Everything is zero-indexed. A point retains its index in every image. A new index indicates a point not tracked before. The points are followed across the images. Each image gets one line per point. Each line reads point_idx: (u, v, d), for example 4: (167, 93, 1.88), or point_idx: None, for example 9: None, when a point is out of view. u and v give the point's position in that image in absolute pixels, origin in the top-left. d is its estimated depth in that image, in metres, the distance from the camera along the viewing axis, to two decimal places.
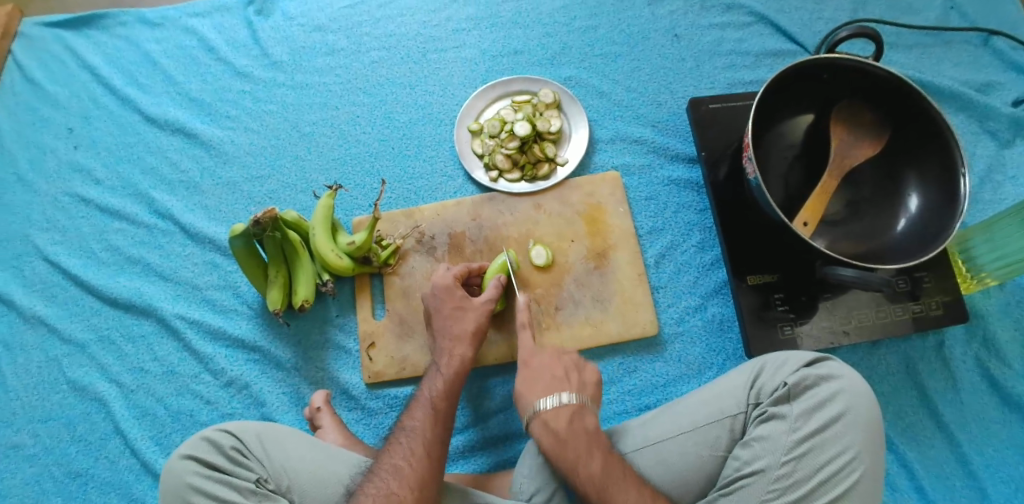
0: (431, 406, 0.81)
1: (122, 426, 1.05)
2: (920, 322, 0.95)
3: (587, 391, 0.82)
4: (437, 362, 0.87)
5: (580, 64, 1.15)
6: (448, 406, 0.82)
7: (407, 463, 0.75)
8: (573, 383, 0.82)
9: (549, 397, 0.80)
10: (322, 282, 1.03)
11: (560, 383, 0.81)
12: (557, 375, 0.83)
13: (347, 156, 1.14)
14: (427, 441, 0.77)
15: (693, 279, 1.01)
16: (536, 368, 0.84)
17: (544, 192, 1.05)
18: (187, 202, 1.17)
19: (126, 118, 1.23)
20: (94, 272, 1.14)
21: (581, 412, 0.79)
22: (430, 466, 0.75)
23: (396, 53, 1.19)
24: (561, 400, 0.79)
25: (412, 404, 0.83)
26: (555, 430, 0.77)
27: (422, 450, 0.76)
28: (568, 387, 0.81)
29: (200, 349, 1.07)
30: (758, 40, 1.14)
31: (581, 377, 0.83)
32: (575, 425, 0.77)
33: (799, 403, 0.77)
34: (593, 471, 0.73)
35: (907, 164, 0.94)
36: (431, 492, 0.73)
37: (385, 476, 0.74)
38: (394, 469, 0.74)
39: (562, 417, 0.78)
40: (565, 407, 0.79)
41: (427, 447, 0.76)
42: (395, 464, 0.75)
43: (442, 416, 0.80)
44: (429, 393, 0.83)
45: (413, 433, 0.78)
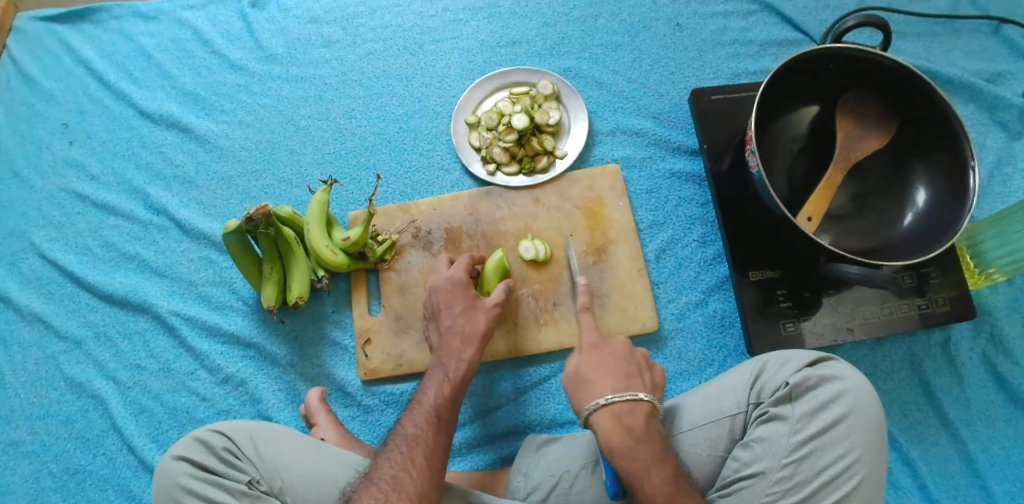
0: (431, 411, 0.79)
1: (119, 423, 1.04)
2: (927, 318, 0.93)
3: (655, 394, 0.80)
4: (442, 366, 0.85)
5: (580, 54, 1.12)
6: (448, 414, 0.80)
7: (408, 473, 0.72)
8: (645, 383, 0.80)
9: (624, 391, 0.77)
10: (317, 278, 1.01)
11: (636, 380, 0.80)
12: (629, 373, 0.80)
13: (342, 149, 1.12)
14: (428, 449, 0.75)
15: (694, 275, 0.99)
16: (603, 356, 0.82)
17: (543, 185, 1.03)
18: (182, 197, 1.15)
19: (120, 113, 1.21)
20: (90, 268, 1.13)
21: (653, 414, 0.77)
22: (430, 475, 0.73)
23: (392, 45, 1.17)
24: (638, 397, 0.77)
25: (410, 410, 0.80)
26: (631, 425, 0.74)
27: (422, 458, 0.74)
28: (642, 387, 0.79)
29: (196, 345, 1.06)
30: (762, 29, 1.12)
31: (650, 379, 0.82)
32: (650, 426, 0.75)
33: (800, 404, 0.75)
34: (665, 477, 0.71)
35: (914, 157, 0.92)
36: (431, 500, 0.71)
37: (384, 486, 0.71)
38: (393, 479, 0.71)
39: (639, 415, 0.76)
40: (641, 404, 0.76)
41: (427, 455, 0.74)
42: (393, 473, 0.72)
43: (441, 423, 0.78)
44: (429, 398, 0.81)
45: (413, 441, 0.75)
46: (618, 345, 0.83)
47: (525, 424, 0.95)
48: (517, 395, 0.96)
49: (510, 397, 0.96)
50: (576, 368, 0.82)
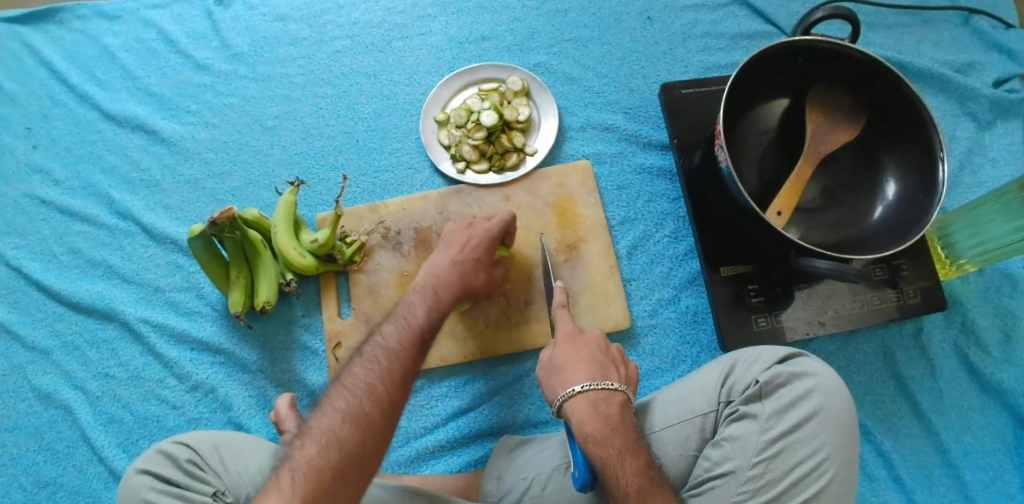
0: (410, 328, 0.75)
1: (89, 433, 1.02)
2: (897, 311, 0.93)
3: (628, 386, 0.78)
4: (423, 291, 0.81)
5: (550, 49, 1.11)
6: (429, 326, 0.78)
7: (383, 385, 0.69)
8: (619, 374, 0.78)
9: (600, 380, 0.75)
10: (285, 282, 0.99)
11: (607, 371, 0.77)
12: (603, 363, 0.78)
13: (311, 149, 1.10)
14: (405, 363, 0.72)
15: (666, 271, 0.98)
16: (579, 348, 0.79)
17: (513, 183, 1.02)
18: (149, 201, 1.13)
19: (85, 116, 1.19)
20: (56, 275, 1.11)
21: (628, 405, 0.75)
22: (404, 389, 0.70)
23: (360, 42, 1.15)
24: (612, 387, 0.74)
25: (391, 320, 0.77)
26: (606, 414, 0.72)
27: (398, 370, 0.71)
28: (616, 376, 0.77)
29: (165, 353, 1.05)
30: (732, 21, 1.11)
31: (624, 371, 0.79)
32: (625, 415, 0.73)
33: (770, 402, 0.75)
34: (636, 471, 0.68)
35: (884, 149, 0.92)
36: (399, 414, 0.70)
37: (357, 392, 0.68)
38: (366, 388, 0.69)
39: (614, 404, 0.73)
40: (616, 394, 0.74)
41: (404, 367, 0.71)
42: (368, 382, 0.69)
43: (423, 335, 0.76)
44: (415, 315, 0.78)
45: (390, 352, 0.72)
46: (592, 338, 0.81)
47: (497, 425, 0.94)
48: (489, 396, 0.95)
49: (481, 399, 0.95)
50: (551, 358, 0.79)
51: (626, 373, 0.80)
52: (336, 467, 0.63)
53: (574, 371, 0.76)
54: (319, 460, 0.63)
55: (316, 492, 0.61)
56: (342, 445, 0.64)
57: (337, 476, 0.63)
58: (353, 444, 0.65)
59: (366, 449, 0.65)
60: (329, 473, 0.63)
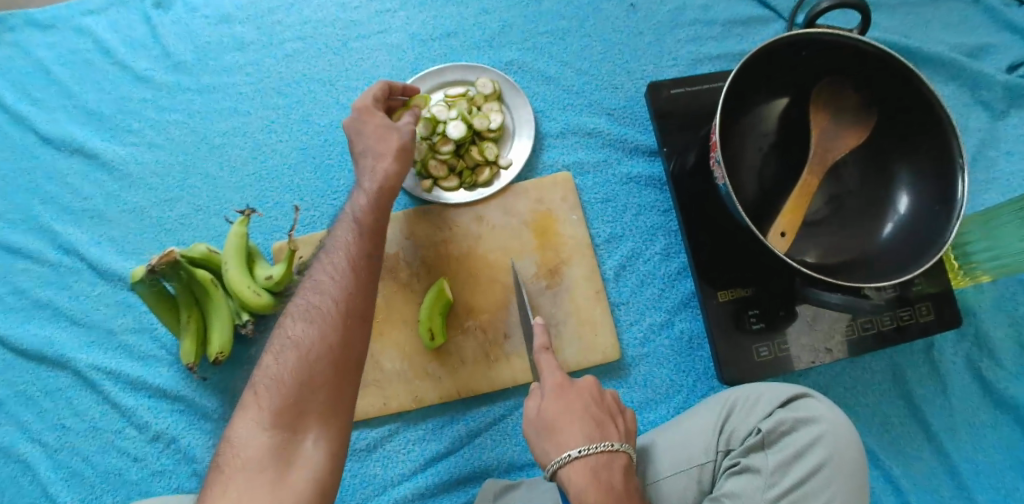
0: (353, 219, 0.75)
1: (50, 490, 0.95)
2: (910, 331, 0.85)
3: (628, 441, 0.71)
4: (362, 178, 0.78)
5: (523, 45, 0.99)
6: (376, 224, 0.75)
7: (329, 279, 0.70)
8: (619, 429, 0.71)
9: (601, 441, 0.67)
10: (241, 323, 0.90)
11: (602, 429, 0.69)
12: (600, 418, 0.71)
13: (263, 169, 0.99)
14: (353, 254, 0.72)
15: (658, 293, 0.90)
16: (572, 401, 0.71)
17: (487, 201, 0.92)
18: (93, 233, 1.03)
19: (20, 139, 1.07)
20: (1, 319, 1.01)
21: (630, 466, 0.68)
22: (352, 278, 0.70)
23: (312, 44, 1.03)
24: (614, 447, 0.67)
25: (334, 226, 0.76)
26: (608, 482, 0.65)
27: (346, 264, 0.71)
28: (617, 433, 0.70)
29: (121, 402, 0.97)
30: (724, 6, 0.99)
31: (624, 423, 0.72)
32: (628, 481, 0.66)
33: (774, 454, 0.68)
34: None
35: (897, 154, 0.82)
36: (357, 307, 0.69)
37: (309, 294, 0.70)
38: (313, 289, 0.70)
39: (617, 468, 0.66)
40: (618, 455, 0.67)
41: (351, 259, 0.71)
42: (317, 282, 0.70)
43: (369, 231, 0.74)
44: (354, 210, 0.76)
45: (336, 249, 0.72)
46: (585, 388, 0.73)
47: (480, 468, 0.87)
48: (470, 437, 0.88)
49: (462, 440, 0.88)
50: (541, 412, 0.71)
51: (625, 425, 0.73)
52: (298, 370, 0.65)
53: (567, 431, 0.68)
54: (281, 366, 0.65)
55: (286, 402, 0.63)
56: (301, 347, 0.66)
57: (302, 380, 0.64)
58: (310, 344, 0.66)
59: (326, 345, 0.66)
60: (292, 379, 0.64)
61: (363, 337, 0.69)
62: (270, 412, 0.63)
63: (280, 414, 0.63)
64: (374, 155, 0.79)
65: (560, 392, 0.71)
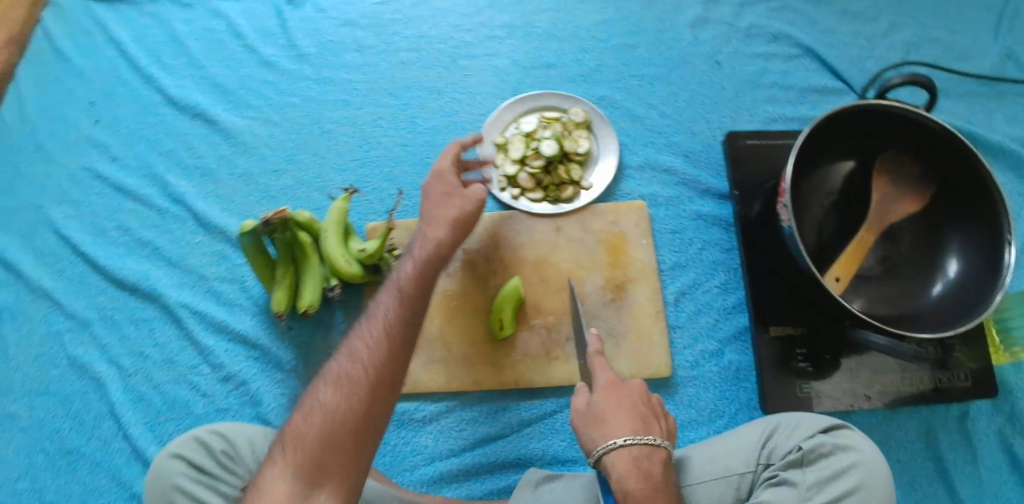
0: (396, 286, 0.75)
1: (116, 409, 1.04)
2: (947, 393, 0.90)
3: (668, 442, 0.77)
4: (413, 247, 0.80)
5: (615, 84, 1.10)
6: (420, 293, 0.75)
7: (364, 344, 0.71)
8: (662, 428, 0.77)
9: (644, 434, 0.73)
10: (329, 287, 0.99)
11: (647, 424, 0.75)
12: (646, 415, 0.77)
13: (366, 157, 1.10)
14: (390, 322, 0.72)
15: (712, 322, 0.97)
16: (621, 399, 0.77)
17: (566, 216, 1.01)
18: (201, 189, 1.14)
19: (149, 98, 1.22)
20: (103, 250, 1.13)
21: (670, 462, 0.73)
22: (389, 346, 0.70)
23: (426, 56, 1.15)
24: (656, 442, 0.73)
25: (383, 287, 0.77)
26: (647, 471, 0.70)
27: (382, 331, 0.71)
28: (660, 431, 0.75)
29: (202, 341, 1.06)
30: (803, 74, 1.09)
31: (665, 425, 0.78)
32: (667, 474, 0.71)
33: (812, 472, 0.73)
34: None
35: (950, 225, 0.90)
36: (386, 377, 0.69)
37: (344, 356, 0.71)
38: (350, 353, 0.71)
39: (657, 460, 0.72)
40: (658, 449, 0.73)
41: (388, 327, 0.71)
42: (353, 343, 0.71)
43: (414, 299, 0.74)
44: (403, 276, 0.77)
45: (375, 315, 0.73)
46: (635, 387, 0.79)
47: (525, 457, 0.93)
48: (520, 427, 0.95)
49: (512, 428, 0.95)
50: (590, 405, 0.77)
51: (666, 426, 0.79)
52: (322, 433, 0.65)
53: (615, 422, 0.74)
54: (307, 426, 0.66)
55: (306, 460, 0.64)
56: (329, 411, 0.67)
57: (325, 443, 0.65)
58: (338, 408, 0.67)
59: (351, 414, 0.66)
60: (315, 440, 0.65)
61: (388, 407, 0.69)
62: (292, 467, 0.64)
63: (300, 470, 0.64)
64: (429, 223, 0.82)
65: (609, 390, 0.77)
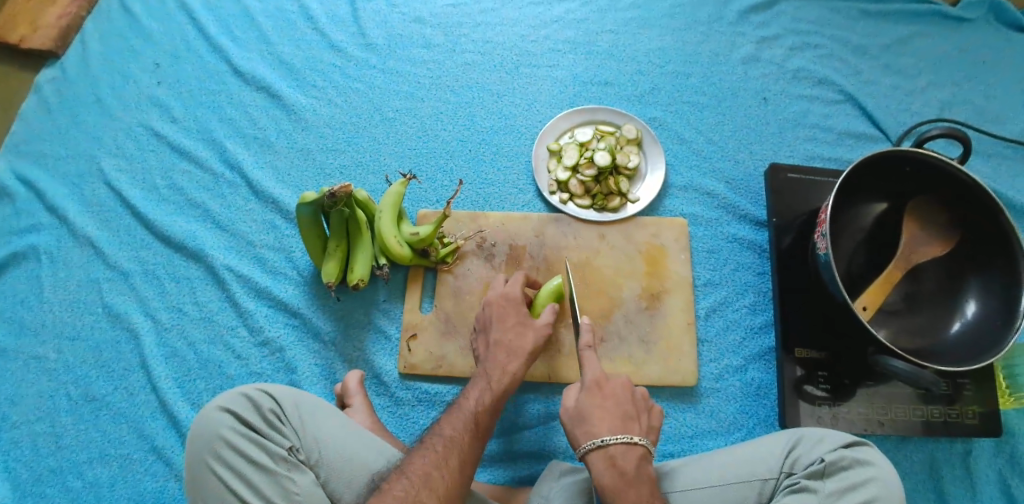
0: (470, 415, 0.82)
1: (148, 361, 1.03)
2: (954, 428, 0.95)
3: (649, 436, 0.81)
4: (488, 372, 0.88)
5: (667, 107, 1.18)
6: (486, 427, 0.83)
7: (439, 474, 0.75)
8: (642, 425, 0.81)
9: (622, 434, 0.78)
10: (377, 265, 1.02)
11: (630, 423, 0.80)
12: (628, 413, 0.81)
13: (425, 148, 1.16)
14: (463, 456, 0.78)
15: (738, 340, 1.02)
16: (605, 398, 0.81)
17: (611, 224, 1.07)
18: (258, 159, 1.18)
19: (214, 66, 1.26)
20: (153, 206, 1.15)
21: (647, 457, 0.78)
22: (458, 480, 0.76)
23: (490, 60, 1.22)
24: (633, 441, 0.78)
25: (451, 412, 0.83)
26: (621, 468, 0.76)
27: (457, 462, 0.77)
28: (639, 429, 0.80)
29: (243, 303, 1.06)
30: (842, 118, 1.18)
31: (647, 420, 0.82)
32: (641, 469, 0.77)
33: (832, 482, 0.77)
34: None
35: (971, 271, 0.96)
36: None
37: (416, 482, 0.73)
38: (424, 476, 0.74)
39: (631, 457, 0.77)
40: (635, 448, 0.77)
41: (462, 457, 0.77)
42: (426, 471, 0.75)
43: (481, 430, 0.82)
44: (473, 404, 0.84)
45: (451, 444, 0.78)
46: (620, 386, 0.83)
47: (549, 448, 0.97)
48: (547, 419, 0.98)
49: (540, 420, 0.98)
50: (574, 403, 0.82)
51: (650, 421, 0.83)
52: None
53: (597, 422, 0.79)
54: None
55: None
56: None
57: None
58: None
59: None
60: None
61: None
62: None
63: None
64: (506, 351, 0.90)
65: (595, 391, 0.82)
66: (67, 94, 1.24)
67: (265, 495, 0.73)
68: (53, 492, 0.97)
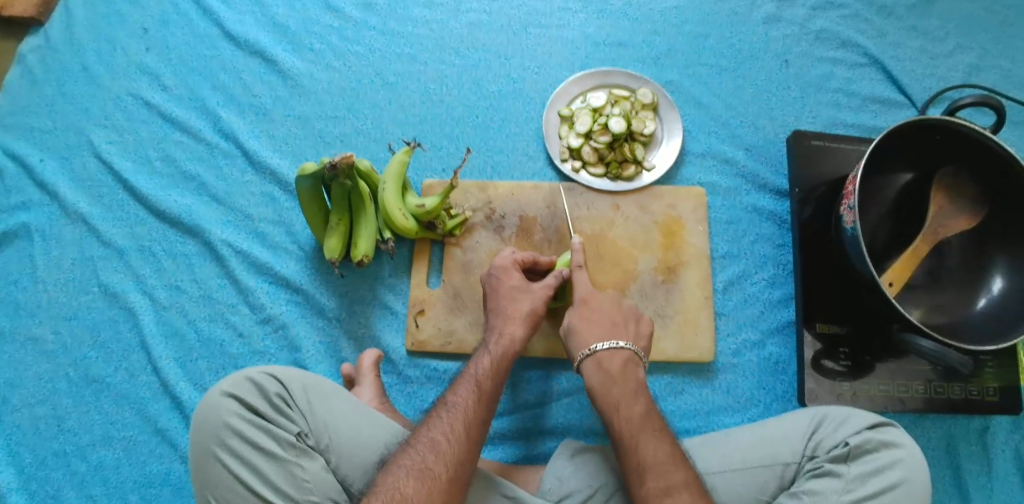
0: (475, 380, 0.78)
1: (148, 341, 1.00)
2: (975, 405, 0.93)
3: (641, 342, 0.83)
4: (488, 338, 0.84)
5: (683, 70, 1.12)
6: (494, 391, 0.78)
7: (445, 439, 0.72)
8: (630, 331, 0.83)
9: (606, 340, 0.81)
10: (382, 239, 0.97)
11: (619, 329, 0.83)
12: (616, 323, 0.83)
13: (429, 114, 1.10)
14: (468, 420, 0.74)
15: (757, 314, 0.99)
16: (594, 312, 0.84)
17: (625, 193, 1.02)
18: (254, 128, 1.12)
19: (205, 30, 1.18)
20: (146, 179, 1.10)
21: (633, 361, 0.80)
22: (465, 442, 0.72)
23: (496, 20, 1.15)
24: (618, 345, 0.80)
25: (460, 379, 0.79)
26: (604, 360, 0.79)
27: (462, 427, 0.73)
28: (624, 335, 0.82)
29: (243, 280, 1.02)
30: (866, 83, 1.12)
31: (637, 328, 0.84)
32: (625, 369, 0.79)
33: (856, 465, 0.74)
34: (634, 415, 0.75)
35: (999, 246, 0.92)
36: (463, 477, 0.70)
37: (422, 450, 0.71)
38: (430, 444, 0.71)
39: (616, 360, 0.79)
40: (620, 351, 0.80)
41: (468, 423, 0.73)
42: (433, 437, 0.72)
43: (490, 396, 0.77)
44: (478, 370, 0.80)
45: (455, 409, 0.75)
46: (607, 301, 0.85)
47: (562, 426, 0.94)
48: (560, 397, 0.96)
49: (553, 397, 0.96)
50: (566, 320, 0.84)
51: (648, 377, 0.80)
52: None
53: (585, 331, 0.82)
54: None
55: None
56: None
57: None
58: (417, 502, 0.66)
59: None
60: None
61: None
62: None
63: None
64: (502, 316, 0.85)
65: (583, 308, 0.84)
66: (52, 61, 1.17)
67: (271, 482, 0.71)
68: (58, 477, 0.95)
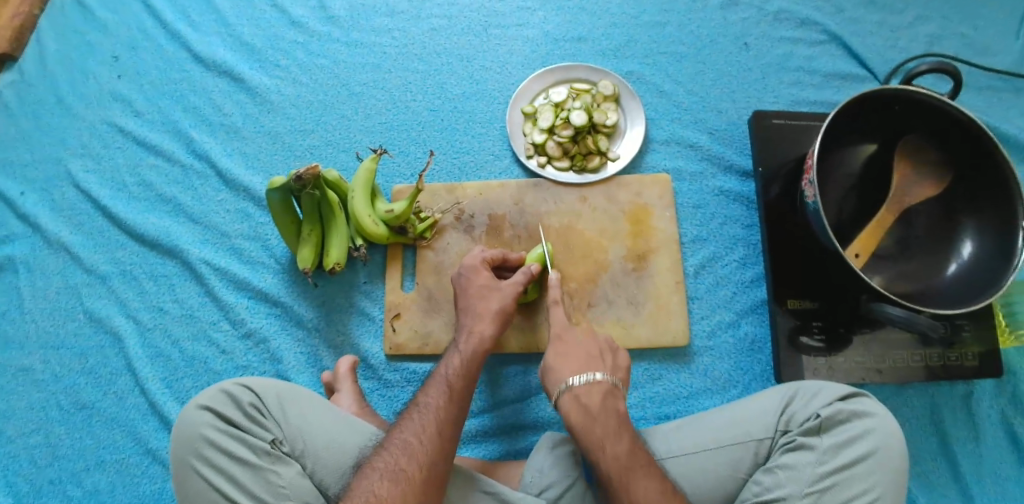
0: (446, 380, 0.79)
1: (134, 364, 1.01)
2: (954, 370, 0.93)
3: (617, 373, 0.81)
4: (458, 338, 0.85)
5: (644, 60, 1.13)
6: (466, 392, 0.79)
7: (417, 440, 0.73)
8: (607, 363, 0.80)
9: (603, 422, 0.75)
10: (354, 247, 0.99)
11: (595, 362, 0.80)
12: (608, 405, 0.76)
13: (396, 121, 1.12)
14: (440, 419, 0.75)
15: (730, 295, 0.99)
16: (569, 346, 0.82)
17: (592, 185, 1.03)
18: (226, 147, 1.14)
19: (174, 54, 1.20)
20: (125, 205, 1.12)
21: (637, 446, 0.74)
22: (438, 443, 0.73)
23: (457, 24, 1.17)
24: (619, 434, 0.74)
25: (431, 381, 0.80)
26: (589, 415, 0.75)
27: (435, 427, 0.74)
28: (602, 366, 0.79)
29: (223, 297, 1.04)
30: (827, 60, 1.13)
31: (613, 360, 0.82)
32: (608, 408, 0.76)
33: (829, 437, 0.75)
34: (620, 451, 0.73)
35: (966, 212, 0.92)
36: (437, 474, 0.71)
37: (395, 451, 0.72)
38: (403, 446, 0.72)
39: (621, 448, 0.73)
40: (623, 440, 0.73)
41: (439, 423, 0.74)
42: (405, 439, 0.73)
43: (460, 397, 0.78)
44: (449, 371, 0.81)
45: (426, 410, 0.76)
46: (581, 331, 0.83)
47: (543, 419, 0.95)
48: (539, 390, 0.96)
49: (532, 391, 0.96)
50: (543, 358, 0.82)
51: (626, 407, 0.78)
52: None
53: (561, 365, 0.80)
54: None
55: None
56: None
57: None
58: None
59: None
60: None
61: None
62: None
63: None
64: (471, 314, 0.86)
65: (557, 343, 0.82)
66: (27, 95, 1.20)
67: (248, 490, 0.72)
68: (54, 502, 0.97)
